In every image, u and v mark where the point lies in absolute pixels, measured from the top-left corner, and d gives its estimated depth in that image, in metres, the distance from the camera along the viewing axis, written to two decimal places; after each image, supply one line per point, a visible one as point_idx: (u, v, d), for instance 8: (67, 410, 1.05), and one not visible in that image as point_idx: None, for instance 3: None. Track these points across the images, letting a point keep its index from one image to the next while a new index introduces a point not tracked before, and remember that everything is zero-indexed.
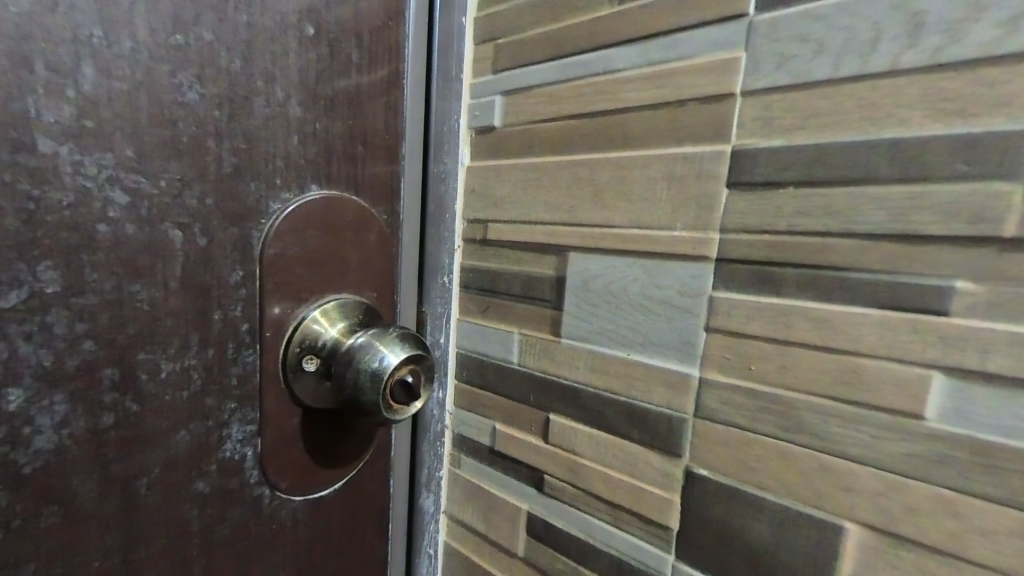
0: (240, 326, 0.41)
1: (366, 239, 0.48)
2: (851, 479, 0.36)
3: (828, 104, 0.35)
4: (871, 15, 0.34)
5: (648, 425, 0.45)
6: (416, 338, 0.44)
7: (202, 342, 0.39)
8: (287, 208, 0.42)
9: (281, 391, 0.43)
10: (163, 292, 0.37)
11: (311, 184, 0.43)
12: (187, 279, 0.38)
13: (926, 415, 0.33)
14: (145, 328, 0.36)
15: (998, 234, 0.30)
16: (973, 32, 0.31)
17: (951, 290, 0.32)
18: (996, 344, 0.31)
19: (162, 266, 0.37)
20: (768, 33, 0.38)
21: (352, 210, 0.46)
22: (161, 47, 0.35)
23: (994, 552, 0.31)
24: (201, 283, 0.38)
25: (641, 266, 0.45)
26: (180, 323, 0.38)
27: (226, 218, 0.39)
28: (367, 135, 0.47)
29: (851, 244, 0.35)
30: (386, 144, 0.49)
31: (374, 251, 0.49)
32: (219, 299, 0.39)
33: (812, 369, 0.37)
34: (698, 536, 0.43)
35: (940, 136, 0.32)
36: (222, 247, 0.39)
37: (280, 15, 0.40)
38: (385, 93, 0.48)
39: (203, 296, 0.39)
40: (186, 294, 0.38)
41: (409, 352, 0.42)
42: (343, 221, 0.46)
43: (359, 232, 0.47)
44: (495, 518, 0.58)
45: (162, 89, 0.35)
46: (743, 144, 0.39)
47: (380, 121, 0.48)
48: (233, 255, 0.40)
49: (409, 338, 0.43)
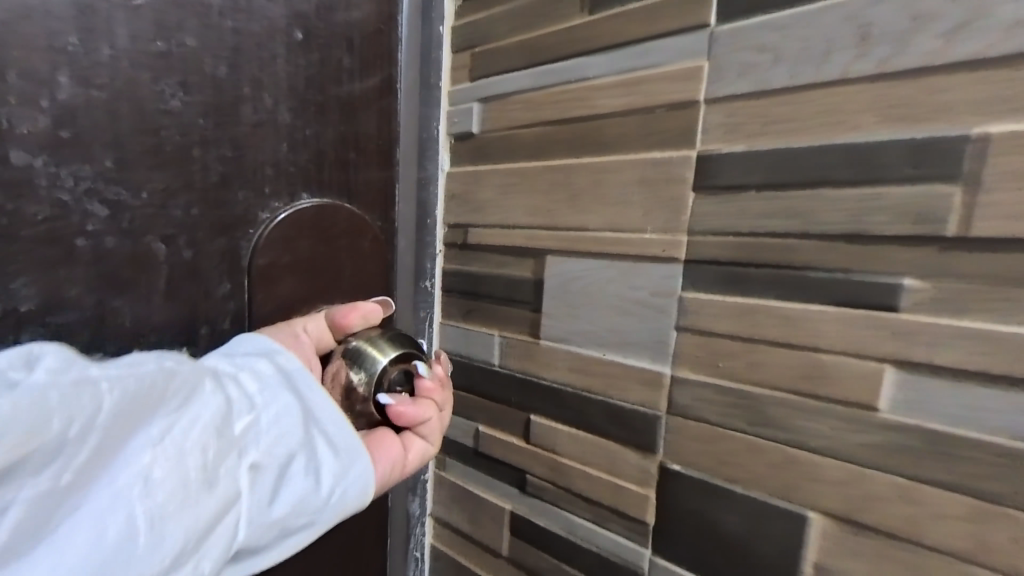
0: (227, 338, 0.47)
1: (360, 245, 0.54)
2: (814, 470, 0.37)
3: (786, 110, 0.37)
4: (824, 25, 0.35)
5: (625, 422, 0.47)
6: (402, 337, 0.49)
7: (189, 346, 0.45)
8: (277, 216, 0.48)
9: (377, 315, 0.49)
10: (147, 305, 0.42)
11: (302, 192, 0.50)
12: (171, 291, 0.43)
13: (879, 406, 0.34)
14: (128, 344, 0.42)
15: (941, 234, 0.32)
16: (917, 42, 0.32)
17: (900, 287, 0.33)
18: (944, 338, 0.32)
19: (146, 279, 0.42)
20: (727, 43, 0.39)
21: (346, 217, 0.52)
22: (144, 55, 0.40)
23: (949, 537, 0.32)
24: (189, 295, 0.44)
25: (616, 269, 0.47)
26: (168, 335, 0.44)
27: (212, 229, 0.45)
28: (360, 141, 0.53)
29: (812, 245, 0.36)
30: (380, 149, 0.54)
31: (367, 255, 0.54)
32: (207, 309, 0.45)
33: (777, 365, 0.38)
34: (672, 529, 0.44)
35: (891, 140, 0.33)
36: (207, 257, 0.45)
37: (268, 20, 0.46)
38: (378, 100, 0.54)
39: (191, 306, 0.45)
40: (172, 306, 0.44)
41: (396, 352, 0.47)
42: (337, 228, 0.52)
43: (353, 238, 0.53)
44: (480, 519, 0.59)
45: (147, 99, 0.41)
46: (708, 149, 0.41)
47: (373, 126, 0.53)
48: (222, 267, 0.46)
49: (395, 339, 0.48)
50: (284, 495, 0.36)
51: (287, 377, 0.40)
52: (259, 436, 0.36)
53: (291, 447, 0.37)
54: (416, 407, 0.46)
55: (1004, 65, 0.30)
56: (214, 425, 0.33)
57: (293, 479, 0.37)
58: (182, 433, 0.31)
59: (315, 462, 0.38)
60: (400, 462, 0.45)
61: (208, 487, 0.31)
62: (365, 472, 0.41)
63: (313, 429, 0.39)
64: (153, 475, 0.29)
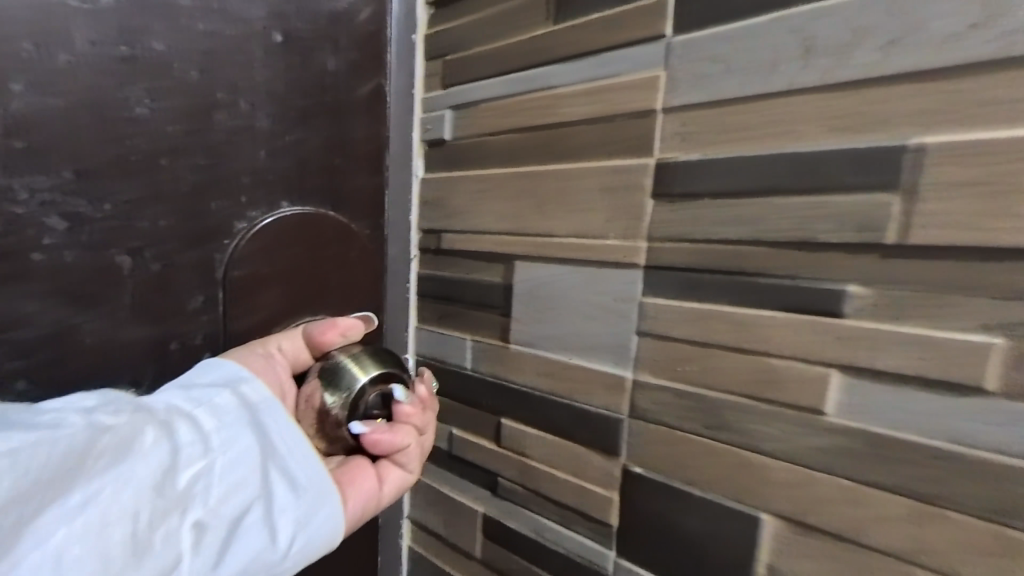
0: (202, 349, 0.48)
1: (347, 253, 0.55)
2: (766, 472, 0.38)
3: (738, 120, 0.38)
4: (772, 37, 0.36)
5: (590, 425, 0.47)
6: (383, 354, 0.48)
7: (162, 357, 0.46)
8: (263, 220, 0.49)
9: (360, 331, 0.49)
10: (115, 318, 0.43)
11: (283, 202, 0.50)
12: (140, 306, 0.44)
13: (827, 410, 0.35)
14: (95, 356, 0.43)
15: (882, 242, 0.32)
16: (858, 54, 0.33)
17: (844, 294, 0.34)
18: (885, 344, 0.32)
19: (112, 295, 0.43)
20: (682, 54, 0.40)
21: (333, 226, 0.54)
22: (108, 59, 0.41)
23: (890, 537, 0.33)
24: (160, 308, 0.45)
25: (580, 274, 0.47)
26: (140, 348, 0.45)
27: (181, 240, 0.45)
28: (345, 147, 0.54)
29: (763, 252, 0.37)
30: (369, 152, 0.56)
31: (353, 263, 0.56)
32: (179, 322, 0.46)
33: (730, 369, 0.39)
34: (634, 530, 0.45)
35: (835, 150, 0.34)
36: (176, 269, 0.46)
37: (248, 22, 0.47)
38: (366, 110, 0.55)
39: (163, 319, 0.45)
40: (142, 321, 0.44)
41: (375, 372, 0.46)
42: (324, 237, 0.53)
43: (340, 246, 0.55)
44: (454, 521, 0.60)
45: (113, 107, 0.41)
46: (666, 157, 0.41)
47: (361, 131, 0.55)
48: (194, 280, 0.46)
49: (374, 358, 0.48)
50: (235, 554, 0.35)
51: (242, 419, 0.40)
52: (202, 494, 0.35)
53: (239, 500, 0.37)
54: (392, 434, 0.46)
55: (942, 77, 0.30)
56: (150, 486, 0.33)
57: (245, 536, 0.36)
58: (110, 501, 0.31)
59: (270, 511, 0.38)
60: (375, 494, 0.45)
61: (139, 555, 0.31)
62: (330, 515, 0.41)
63: (264, 479, 0.39)
64: (72, 549, 0.29)
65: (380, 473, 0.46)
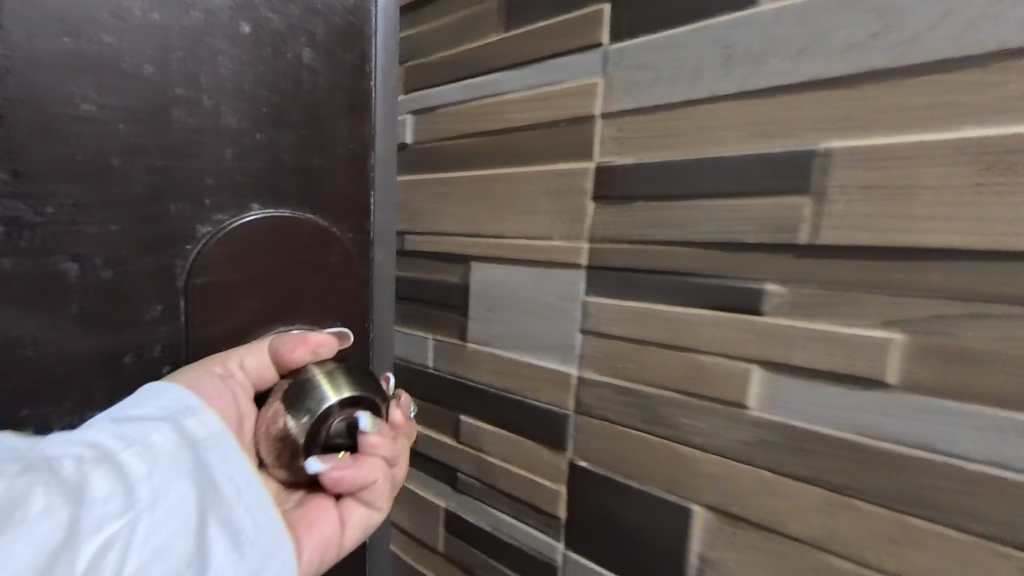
0: (161, 360, 0.44)
1: (327, 257, 0.54)
2: (697, 465, 0.39)
3: (668, 126, 0.39)
4: (697, 47, 0.37)
5: (540, 421, 0.49)
6: (354, 374, 0.44)
7: (118, 369, 0.43)
8: (235, 223, 0.47)
9: (332, 348, 0.44)
10: (62, 330, 0.40)
11: (253, 203, 0.48)
12: (91, 317, 0.41)
13: (749, 404, 0.36)
14: (41, 372, 0.39)
15: (794, 243, 0.34)
16: (771, 63, 0.34)
17: (763, 292, 0.35)
18: (801, 341, 0.34)
19: (61, 305, 0.39)
20: (617, 62, 0.42)
21: (309, 229, 0.52)
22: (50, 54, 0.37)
23: (807, 526, 0.34)
24: (115, 318, 0.42)
25: (529, 275, 0.49)
26: (91, 361, 0.41)
27: (138, 245, 0.42)
28: (324, 147, 0.52)
29: (692, 253, 0.38)
30: (351, 154, 0.54)
31: (333, 268, 0.54)
32: (138, 333, 0.43)
33: (663, 365, 0.40)
34: (580, 523, 0.46)
35: (753, 155, 0.35)
36: (135, 276, 0.42)
37: (211, 13, 0.44)
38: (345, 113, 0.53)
39: (120, 329, 0.42)
40: (93, 332, 0.41)
41: (341, 395, 0.41)
42: (299, 241, 0.51)
43: (318, 249, 0.53)
44: (419, 517, 0.61)
45: (51, 101, 0.38)
46: (604, 161, 0.43)
47: (342, 133, 0.53)
48: (153, 288, 0.43)
49: (340, 379, 0.42)
50: None
51: (183, 457, 0.34)
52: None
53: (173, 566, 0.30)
54: (357, 470, 0.41)
55: (848, 85, 0.32)
56: None
57: None
58: None
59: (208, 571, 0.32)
60: (336, 536, 0.42)
61: None
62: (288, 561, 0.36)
63: (204, 526, 0.33)
64: None
65: (344, 510, 0.43)
